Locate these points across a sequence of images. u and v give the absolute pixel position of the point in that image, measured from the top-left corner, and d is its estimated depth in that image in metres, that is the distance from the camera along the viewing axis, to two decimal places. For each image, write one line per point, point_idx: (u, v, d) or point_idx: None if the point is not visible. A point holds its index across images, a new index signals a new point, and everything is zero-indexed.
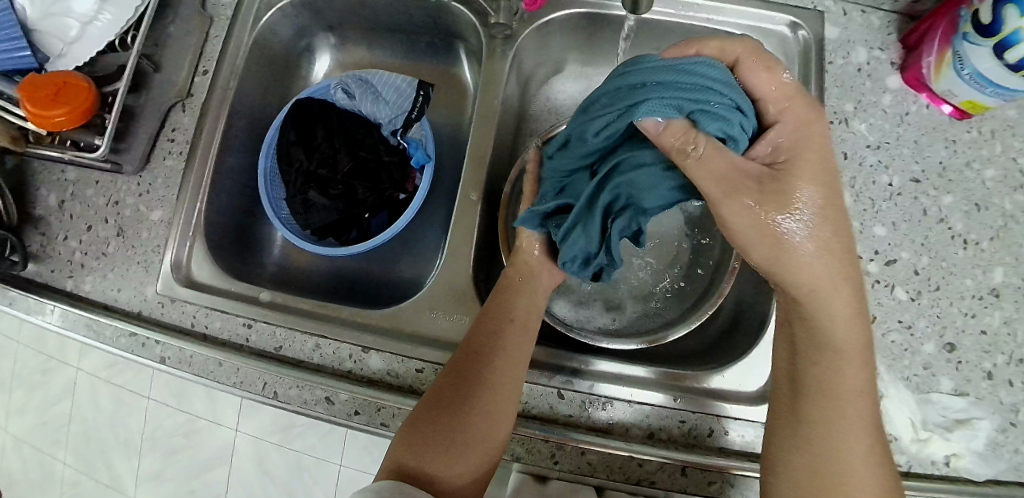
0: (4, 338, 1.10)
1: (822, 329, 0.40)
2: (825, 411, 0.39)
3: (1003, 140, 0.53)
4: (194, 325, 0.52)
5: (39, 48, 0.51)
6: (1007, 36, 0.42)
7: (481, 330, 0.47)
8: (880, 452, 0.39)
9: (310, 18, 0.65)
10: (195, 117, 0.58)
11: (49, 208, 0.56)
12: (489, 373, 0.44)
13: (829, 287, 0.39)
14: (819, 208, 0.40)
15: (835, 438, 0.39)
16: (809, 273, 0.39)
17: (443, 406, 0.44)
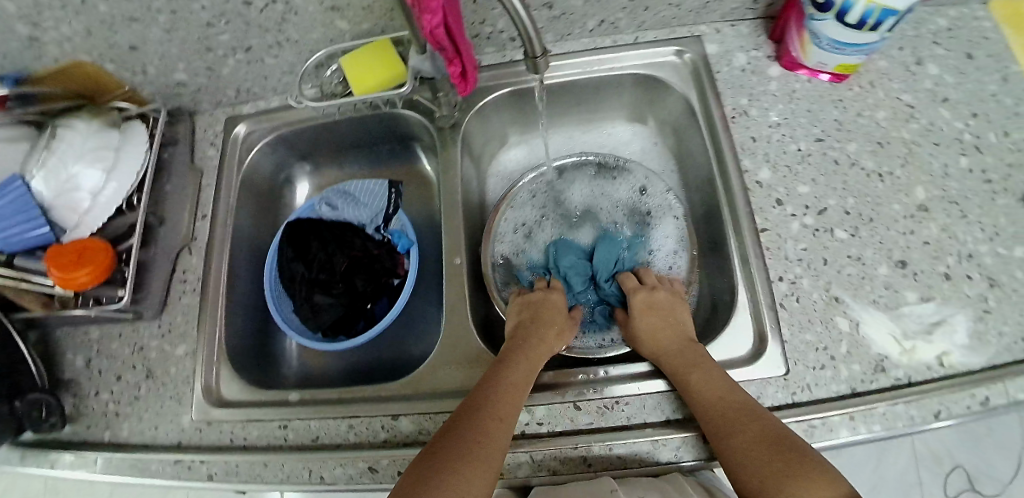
0: None
1: (687, 383, 0.50)
2: (716, 433, 0.46)
3: (883, 86, 0.62)
4: (233, 440, 0.55)
5: (56, 223, 0.58)
6: (842, 6, 0.51)
7: (503, 378, 0.50)
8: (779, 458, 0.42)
9: (286, 153, 0.76)
10: (201, 256, 0.65)
11: (78, 369, 0.60)
12: (502, 402, 0.48)
13: (679, 354, 0.53)
14: (663, 318, 0.58)
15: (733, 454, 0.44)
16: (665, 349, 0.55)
17: (460, 430, 0.45)
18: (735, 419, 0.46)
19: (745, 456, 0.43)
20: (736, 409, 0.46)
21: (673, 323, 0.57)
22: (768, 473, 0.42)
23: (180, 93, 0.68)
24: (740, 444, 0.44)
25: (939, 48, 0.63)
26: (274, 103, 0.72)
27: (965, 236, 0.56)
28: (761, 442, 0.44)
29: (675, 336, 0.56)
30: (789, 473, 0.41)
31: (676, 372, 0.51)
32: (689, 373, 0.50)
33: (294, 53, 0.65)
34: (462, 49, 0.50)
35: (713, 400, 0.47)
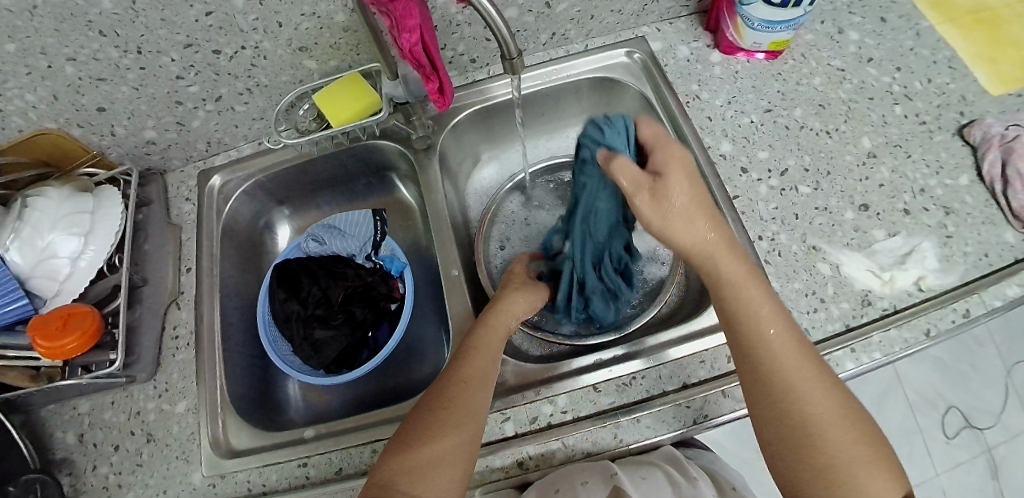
0: None
1: (759, 324, 0.45)
2: (792, 389, 0.42)
3: (813, 56, 0.68)
4: (251, 488, 0.53)
5: (35, 294, 0.56)
6: None
7: (464, 353, 0.52)
8: (854, 434, 0.41)
9: (264, 199, 0.76)
10: (190, 310, 0.64)
11: (69, 447, 0.57)
12: (464, 375, 0.50)
13: (746, 283, 0.46)
14: (688, 204, 0.47)
15: (809, 417, 0.42)
16: (731, 270, 0.46)
17: (427, 409, 0.49)
18: (822, 387, 0.43)
19: (832, 431, 0.41)
20: (817, 373, 0.43)
21: (704, 204, 0.47)
22: (848, 452, 0.41)
23: (150, 151, 0.68)
24: (825, 416, 0.42)
25: (855, 17, 0.70)
26: (247, 151, 0.73)
27: (914, 174, 0.61)
28: (840, 414, 0.42)
29: (731, 254, 0.47)
30: (865, 457, 0.41)
31: (748, 307, 0.45)
32: (762, 310, 0.45)
33: (264, 98, 0.66)
34: (438, 65, 0.51)
35: (799, 361, 0.43)
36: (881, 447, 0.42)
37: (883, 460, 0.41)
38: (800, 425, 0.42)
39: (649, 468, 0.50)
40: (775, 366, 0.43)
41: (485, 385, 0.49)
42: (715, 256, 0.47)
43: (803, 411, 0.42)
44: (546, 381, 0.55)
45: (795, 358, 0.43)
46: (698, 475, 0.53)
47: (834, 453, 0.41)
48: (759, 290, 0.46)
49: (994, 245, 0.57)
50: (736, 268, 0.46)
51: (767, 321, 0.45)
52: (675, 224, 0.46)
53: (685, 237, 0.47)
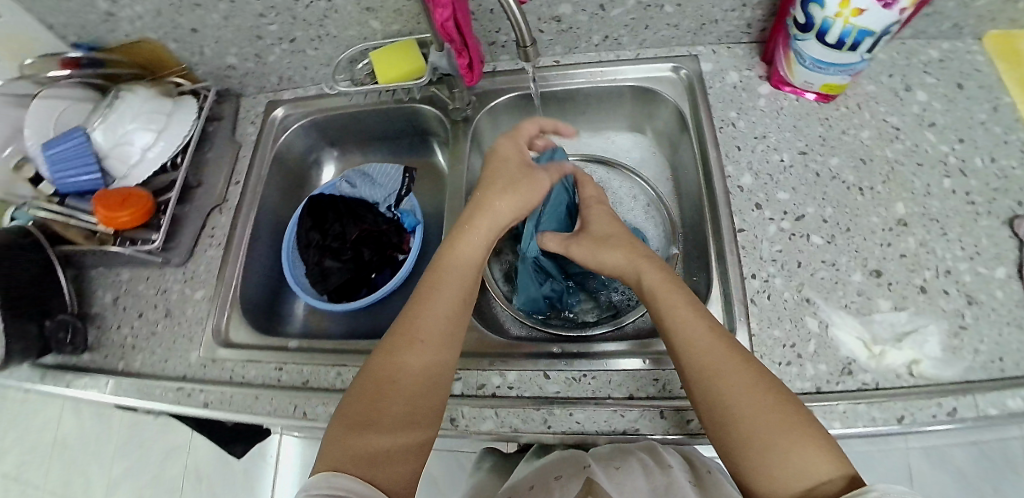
0: (95, 451, 1.29)
1: (672, 315, 0.48)
2: (702, 369, 0.44)
3: (869, 109, 0.65)
4: (232, 376, 0.61)
5: (107, 172, 0.67)
6: (821, 25, 0.54)
7: (414, 317, 0.50)
8: (776, 404, 0.41)
9: (317, 137, 0.83)
10: (229, 216, 0.73)
11: (104, 305, 0.68)
12: (421, 345, 0.48)
13: (663, 285, 0.51)
14: (612, 237, 0.58)
15: (723, 392, 0.43)
16: (651, 274, 0.52)
17: (379, 377, 0.47)
18: (731, 366, 0.44)
19: (746, 403, 0.42)
20: (728, 353, 0.45)
21: (628, 239, 0.58)
22: (768, 425, 0.40)
23: (230, 75, 0.78)
24: (741, 392, 0.42)
25: (929, 77, 0.67)
26: (311, 92, 0.81)
27: (944, 252, 0.57)
28: (759, 388, 0.42)
29: (649, 264, 0.54)
30: (786, 430, 0.40)
31: (660, 301, 0.50)
32: (674, 304, 0.49)
33: (331, 47, 0.73)
34: (468, 43, 0.56)
35: (710, 343, 0.45)
36: (811, 423, 0.41)
37: (811, 433, 0.40)
38: (717, 402, 0.43)
39: (625, 458, 0.47)
40: (686, 351, 0.46)
41: (439, 348, 0.49)
42: (639, 265, 0.54)
43: (714, 390, 0.43)
44: (505, 357, 0.58)
45: (705, 342, 0.45)
46: (675, 464, 0.47)
47: (751, 426, 0.41)
48: (674, 287, 0.50)
49: (1012, 350, 0.52)
50: (654, 276, 0.52)
51: (683, 314, 0.48)
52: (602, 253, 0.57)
53: (615, 256, 0.56)
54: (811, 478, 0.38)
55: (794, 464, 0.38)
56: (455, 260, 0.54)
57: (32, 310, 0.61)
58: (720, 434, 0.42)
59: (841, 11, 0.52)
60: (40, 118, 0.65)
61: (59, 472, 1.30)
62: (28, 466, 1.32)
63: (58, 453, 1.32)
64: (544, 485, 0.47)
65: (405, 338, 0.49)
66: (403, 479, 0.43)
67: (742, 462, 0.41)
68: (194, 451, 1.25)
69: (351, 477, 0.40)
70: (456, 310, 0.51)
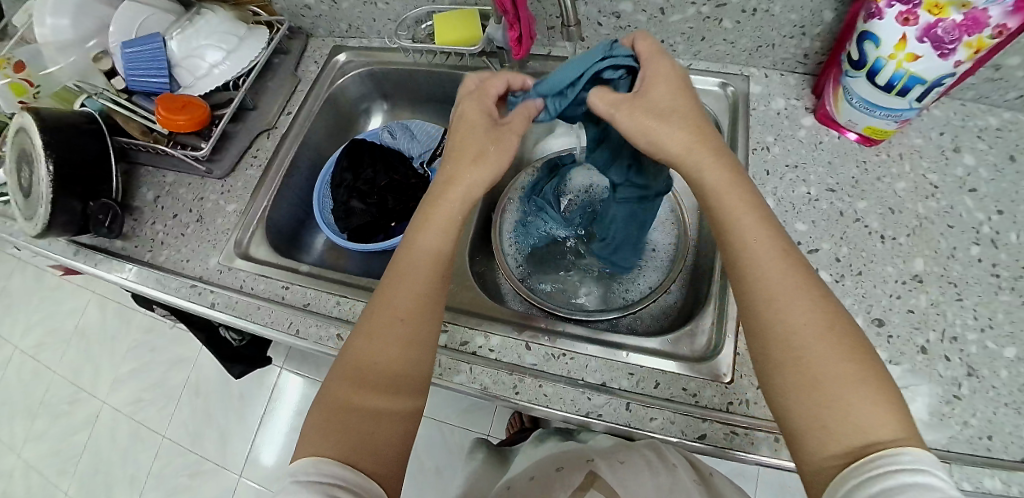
0: (116, 338, 1.40)
1: (741, 230, 0.42)
2: (767, 295, 0.39)
3: (912, 161, 0.64)
4: (242, 285, 0.66)
5: (176, 80, 0.72)
6: (872, 64, 0.55)
7: (381, 303, 0.48)
8: (850, 353, 0.36)
9: (371, 87, 0.86)
10: (274, 142, 0.77)
11: (145, 202, 0.75)
12: (391, 331, 0.46)
13: (732, 194, 0.44)
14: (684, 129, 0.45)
15: (787, 324, 0.38)
16: (716, 181, 0.44)
17: (355, 370, 0.45)
18: (805, 295, 0.39)
19: (815, 344, 0.36)
20: (798, 285, 0.39)
21: (699, 134, 0.45)
22: (826, 372, 0.36)
23: (304, 14, 0.81)
24: (811, 329, 0.37)
25: (982, 143, 0.65)
26: (376, 43, 0.83)
27: (954, 318, 0.56)
28: (830, 331, 0.37)
29: (717, 163, 0.44)
30: (851, 375, 0.35)
31: (725, 210, 0.43)
32: (739, 214, 0.43)
33: (400, 5, 0.75)
34: (522, 16, 0.58)
35: (781, 272, 0.40)
36: (882, 372, 0.36)
37: (877, 382, 0.35)
38: (777, 342, 0.38)
39: (630, 455, 0.51)
40: (749, 276, 0.41)
41: (409, 330, 0.47)
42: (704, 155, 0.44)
43: (780, 319, 0.38)
44: (492, 322, 0.60)
45: (771, 272, 0.40)
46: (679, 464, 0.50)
47: (811, 370, 0.36)
48: (742, 198, 0.43)
49: (1003, 431, 0.51)
50: (721, 177, 0.44)
51: (751, 234, 0.42)
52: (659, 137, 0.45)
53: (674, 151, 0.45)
54: (872, 434, 0.33)
55: (852, 419, 0.34)
56: (421, 241, 0.49)
57: (82, 189, 0.67)
58: (773, 376, 0.38)
59: (895, 53, 0.53)
60: (126, 19, 0.71)
61: (79, 356, 1.41)
62: (54, 343, 1.46)
63: (83, 338, 1.43)
64: (550, 476, 0.52)
65: (377, 328, 0.47)
66: (390, 460, 0.42)
67: (787, 408, 0.37)
68: (199, 364, 1.32)
69: (335, 463, 0.39)
70: (425, 292, 0.48)
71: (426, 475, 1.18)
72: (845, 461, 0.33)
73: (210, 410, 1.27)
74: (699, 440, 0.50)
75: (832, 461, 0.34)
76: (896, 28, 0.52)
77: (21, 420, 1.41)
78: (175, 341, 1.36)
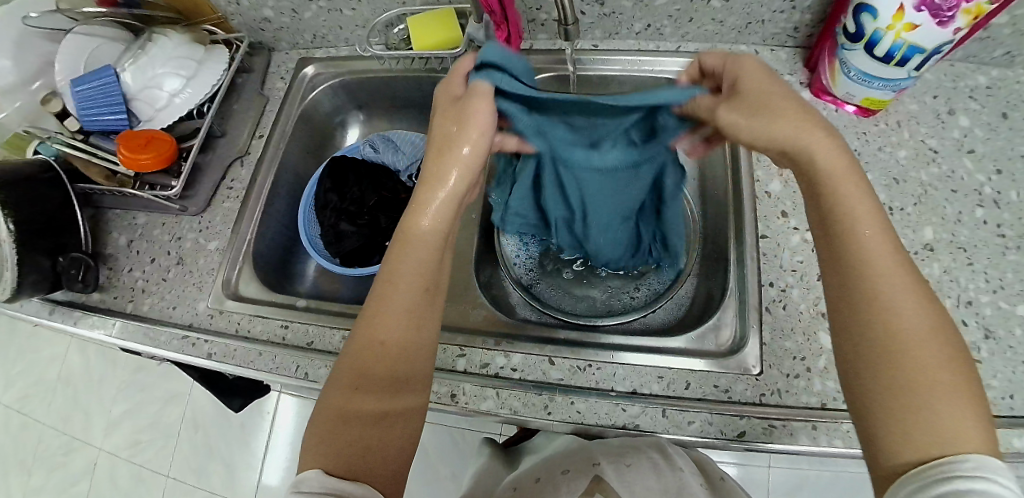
0: (102, 382, 1.33)
1: (841, 210, 0.39)
2: (883, 281, 0.36)
3: (909, 128, 0.64)
4: (237, 329, 0.62)
5: (134, 114, 0.67)
6: (870, 37, 0.54)
7: (378, 303, 0.44)
8: (953, 360, 0.35)
9: (344, 99, 0.81)
10: (249, 170, 0.72)
11: (118, 247, 0.70)
12: (388, 330, 0.43)
13: (841, 177, 0.39)
14: (780, 105, 0.40)
15: (897, 318, 0.36)
16: (825, 155, 0.39)
17: (355, 374, 0.42)
18: (914, 294, 0.36)
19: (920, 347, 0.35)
20: (907, 286, 0.36)
21: (799, 104, 0.40)
22: (915, 377, 0.34)
23: (264, 28, 0.75)
24: (922, 337, 0.35)
25: (974, 103, 0.65)
26: (344, 52, 0.78)
27: (968, 282, 0.57)
28: (931, 337, 0.35)
29: (828, 144, 0.39)
30: (945, 380, 0.34)
31: (830, 186, 0.39)
32: (843, 188, 0.39)
33: (369, 9, 0.70)
34: (510, 16, 0.56)
35: (884, 261, 0.37)
36: (972, 388, 0.35)
37: (964, 394, 0.34)
38: (878, 338, 0.36)
39: (636, 457, 0.51)
40: (849, 264, 0.38)
41: (406, 335, 0.44)
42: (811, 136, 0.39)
43: (891, 310, 0.36)
44: (510, 339, 0.57)
45: (881, 267, 0.37)
46: (685, 467, 0.51)
47: (903, 370, 0.35)
48: (852, 184, 0.39)
49: None
50: (832, 156, 0.39)
51: (855, 216, 0.38)
52: (744, 125, 0.40)
53: (759, 130, 0.40)
54: (948, 442, 0.33)
55: (933, 426, 0.33)
56: (416, 227, 0.45)
57: (48, 244, 0.62)
58: (863, 360, 0.36)
59: (893, 23, 0.52)
60: (72, 54, 0.65)
61: (67, 404, 1.34)
62: (38, 393, 1.37)
63: (68, 385, 1.35)
64: (555, 479, 0.51)
65: (375, 328, 0.43)
66: (387, 468, 0.41)
67: (868, 400, 0.36)
68: (195, 398, 1.27)
69: (333, 473, 0.39)
70: (423, 288, 0.45)
71: (443, 484, 1.17)
72: (914, 462, 0.33)
73: (212, 446, 1.22)
74: (739, 438, 0.49)
75: (902, 460, 0.34)
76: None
77: (11, 479, 1.33)
78: (166, 378, 1.30)
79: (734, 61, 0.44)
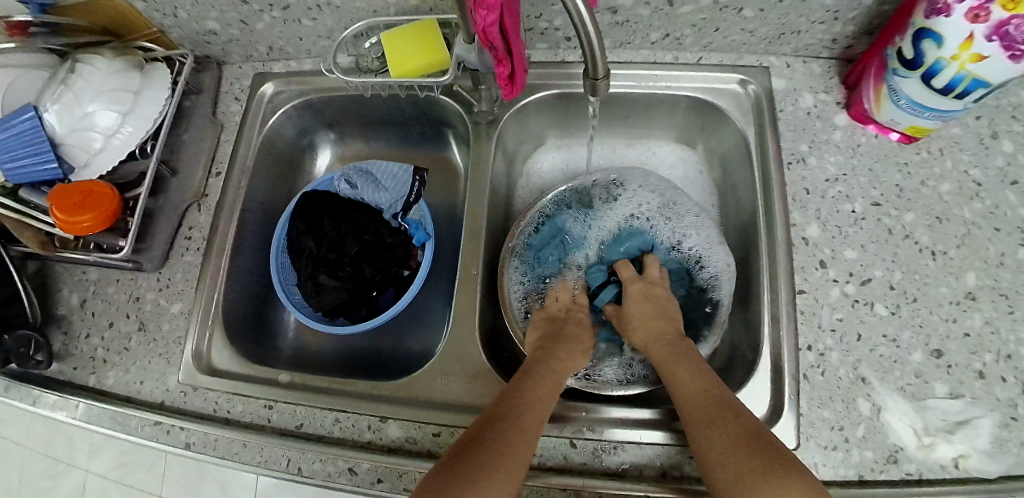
0: None
1: (672, 378, 0.50)
2: (691, 416, 0.46)
3: (952, 156, 0.58)
4: (216, 410, 0.55)
5: (65, 159, 0.56)
6: (930, 66, 0.47)
7: (514, 389, 0.48)
8: (760, 453, 0.41)
9: (311, 119, 0.70)
10: (210, 215, 0.63)
11: (70, 308, 0.62)
12: (524, 411, 0.46)
13: (675, 357, 0.52)
14: (645, 322, 0.57)
15: (705, 438, 0.44)
16: (656, 344, 0.54)
17: (473, 439, 0.43)
18: (720, 413, 0.45)
19: (708, 446, 0.43)
20: (713, 408, 0.45)
21: (656, 311, 0.57)
22: (747, 480, 0.40)
23: (210, 41, 0.64)
24: (727, 440, 0.43)
25: (1019, 124, 0.59)
26: (306, 66, 0.67)
27: (1010, 334, 0.52)
28: (740, 441, 0.42)
29: (658, 330, 0.55)
30: (767, 476, 0.39)
31: (667, 363, 0.52)
32: (668, 362, 0.52)
33: (333, 19, 0.59)
34: (514, 49, 0.45)
35: (696, 398, 0.47)
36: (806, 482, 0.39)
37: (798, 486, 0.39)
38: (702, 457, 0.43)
39: None
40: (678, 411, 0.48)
41: (535, 415, 0.46)
42: (652, 338, 0.55)
43: (703, 441, 0.44)
44: None
45: (693, 398, 0.47)
46: None
47: (723, 470, 0.41)
48: (680, 353, 0.52)
49: None
50: (660, 340, 0.54)
51: (682, 377, 0.50)
52: (630, 330, 0.58)
53: (639, 334, 0.57)
54: None
55: None
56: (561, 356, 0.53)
57: None
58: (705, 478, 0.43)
59: (959, 53, 0.44)
60: None
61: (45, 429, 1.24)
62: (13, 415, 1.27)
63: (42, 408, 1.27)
64: None
65: (506, 406, 0.46)
66: None
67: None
68: None
69: None
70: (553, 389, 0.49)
71: None
72: None
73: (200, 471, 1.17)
74: None
75: None
76: (962, 27, 0.43)
77: None
78: None
79: (634, 279, 0.61)
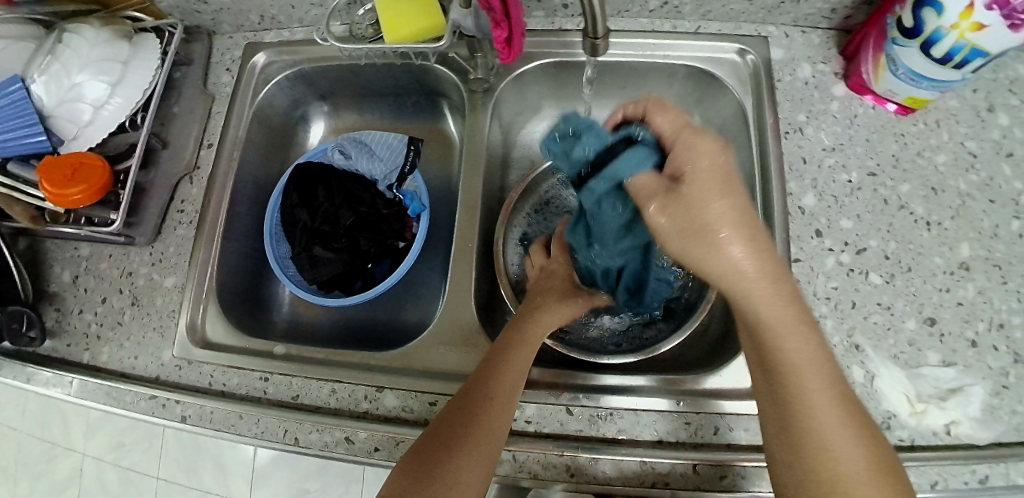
0: None
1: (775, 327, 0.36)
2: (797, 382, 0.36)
3: (948, 128, 0.58)
4: (212, 383, 0.55)
5: (53, 132, 0.55)
6: (931, 35, 0.46)
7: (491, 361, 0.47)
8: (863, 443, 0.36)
9: (304, 90, 0.69)
10: (202, 189, 0.62)
11: (62, 284, 0.61)
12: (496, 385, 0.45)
13: (780, 303, 0.35)
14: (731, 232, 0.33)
15: (819, 422, 0.36)
16: (753, 277, 0.34)
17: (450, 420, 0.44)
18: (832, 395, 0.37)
19: (830, 432, 0.36)
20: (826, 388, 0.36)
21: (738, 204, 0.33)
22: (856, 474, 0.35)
23: (200, 10, 0.63)
24: (840, 428, 0.36)
25: (1015, 98, 0.58)
26: (298, 36, 0.66)
27: (1002, 304, 0.52)
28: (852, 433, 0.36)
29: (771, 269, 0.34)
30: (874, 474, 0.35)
31: (783, 313, 0.36)
32: (774, 309, 0.35)
33: None
34: (512, 11, 0.45)
35: (806, 363, 0.36)
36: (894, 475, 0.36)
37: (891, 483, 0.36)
38: (800, 432, 0.36)
39: None
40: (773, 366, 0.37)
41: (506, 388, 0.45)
42: (766, 281, 0.34)
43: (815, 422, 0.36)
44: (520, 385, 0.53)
45: (805, 362, 0.36)
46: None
47: (832, 453, 0.35)
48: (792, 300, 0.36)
49: None
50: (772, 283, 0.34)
51: (793, 330, 0.37)
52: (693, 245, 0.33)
53: (714, 252, 0.33)
54: None
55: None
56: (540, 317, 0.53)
57: None
58: (794, 452, 0.36)
59: (959, 23, 0.44)
60: None
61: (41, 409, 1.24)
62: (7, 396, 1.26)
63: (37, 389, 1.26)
64: None
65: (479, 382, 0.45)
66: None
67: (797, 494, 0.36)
68: None
69: None
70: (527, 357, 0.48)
71: None
72: None
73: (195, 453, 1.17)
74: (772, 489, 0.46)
75: None
76: None
77: None
78: None
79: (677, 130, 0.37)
